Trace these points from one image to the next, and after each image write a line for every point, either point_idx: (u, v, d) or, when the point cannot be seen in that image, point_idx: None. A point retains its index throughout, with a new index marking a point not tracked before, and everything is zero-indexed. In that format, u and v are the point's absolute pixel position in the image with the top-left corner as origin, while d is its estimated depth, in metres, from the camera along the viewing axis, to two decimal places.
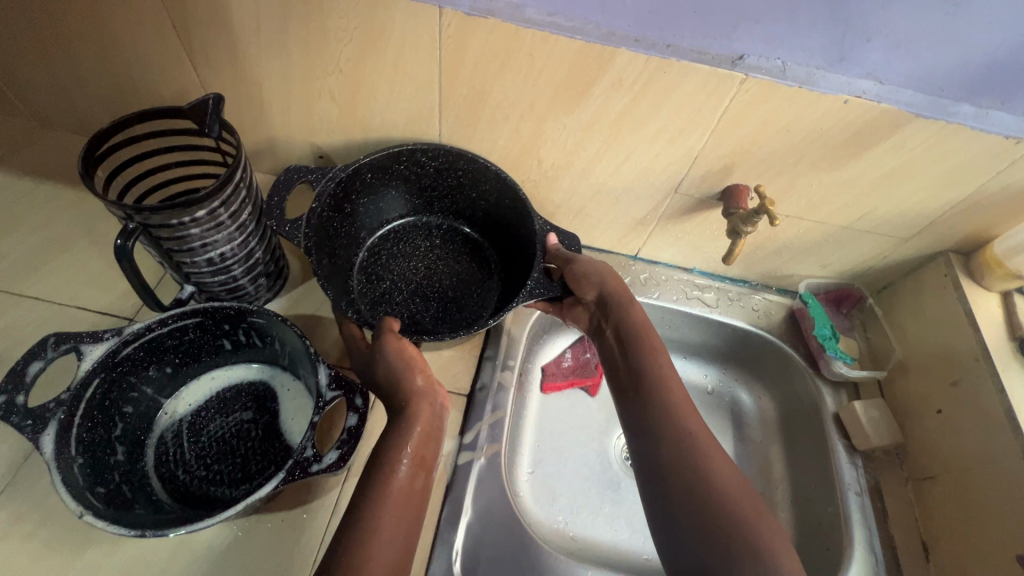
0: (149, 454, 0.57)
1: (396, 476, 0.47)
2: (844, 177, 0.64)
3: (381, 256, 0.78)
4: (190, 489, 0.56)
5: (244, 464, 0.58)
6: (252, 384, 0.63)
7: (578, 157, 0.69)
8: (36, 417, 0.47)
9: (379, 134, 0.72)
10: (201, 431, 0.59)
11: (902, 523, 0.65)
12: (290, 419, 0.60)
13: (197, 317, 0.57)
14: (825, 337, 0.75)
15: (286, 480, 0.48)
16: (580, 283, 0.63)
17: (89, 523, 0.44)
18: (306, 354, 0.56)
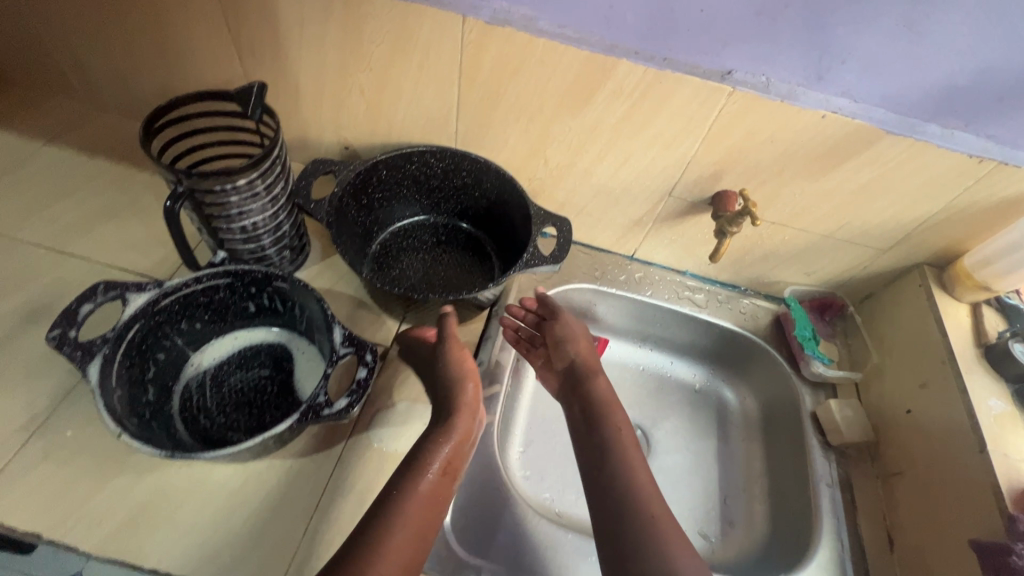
0: (175, 399, 0.63)
1: (424, 480, 0.53)
2: (823, 188, 0.70)
3: (392, 250, 0.83)
4: (210, 432, 0.61)
5: (259, 414, 0.63)
6: (271, 345, 0.69)
7: (582, 158, 0.75)
8: (84, 348, 0.54)
9: (400, 130, 0.79)
10: (222, 383, 0.65)
11: (869, 515, 0.69)
12: (303, 378, 0.66)
13: (228, 278, 0.63)
14: (805, 338, 0.81)
15: (299, 421, 0.53)
16: (555, 348, 0.71)
17: (126, 442, 0.50)
18: (323, 318, 0.62)
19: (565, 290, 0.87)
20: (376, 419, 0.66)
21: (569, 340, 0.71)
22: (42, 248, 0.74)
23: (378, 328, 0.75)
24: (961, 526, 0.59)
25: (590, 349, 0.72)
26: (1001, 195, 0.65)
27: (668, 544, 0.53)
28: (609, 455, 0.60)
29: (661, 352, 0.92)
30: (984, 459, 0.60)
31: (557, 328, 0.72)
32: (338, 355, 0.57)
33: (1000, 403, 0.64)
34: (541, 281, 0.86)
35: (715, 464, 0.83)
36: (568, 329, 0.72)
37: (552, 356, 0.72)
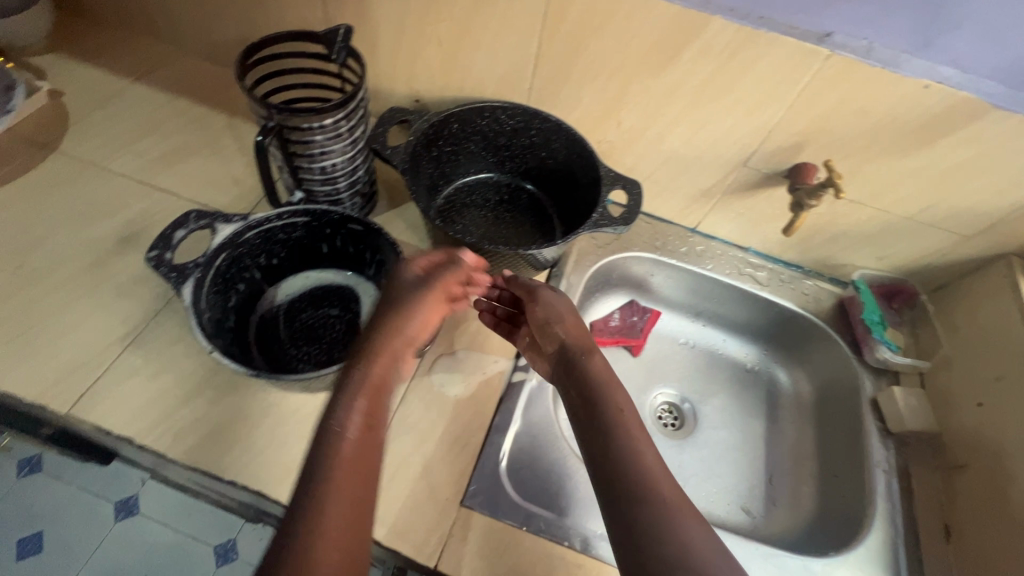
0: (251, 329, 0.66)
1: (344, 442, 0.46)
2: (912, 165, 0.67)
3: (456, 205, 0.84)
4: (282, 361, 0.65)
5: (328, 349, 0.66)
6: (340, 287, 0.71)
7: (656, 121, 0.73)
8: (178, 270, 0.57)
9: (473, 85, 0.79)
10: (295, 318, 0.69)
11: (926, 504, 0.67)
12: (370, 320, 0.68)
13: (305, 216, 0.65)
14: (873, 322, 0.78)
15: (374, 355, 0.55)
16: (541, 330, 0.63)
17: (217, 359, 0.53)
18: (394, 262, 0.63)
19: (624, 258, 0.86)
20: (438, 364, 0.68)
21: (555, 319, 0.62)
22: (131, 180, 0.78)
23: None
24: None
25: (576, 324, 0.63)
26: None
27: (685, 529, 0.42)
28: (610, 437, 0.50)
29: (714, 328, 0.91)
30: None
31: (542, 307, 0.63)
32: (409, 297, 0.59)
33: None
34: (600, 247, 0.85)
35: (762, 443, 0.82)
36: (555, 306, 0.63)
37: (540, 340, 0.63)
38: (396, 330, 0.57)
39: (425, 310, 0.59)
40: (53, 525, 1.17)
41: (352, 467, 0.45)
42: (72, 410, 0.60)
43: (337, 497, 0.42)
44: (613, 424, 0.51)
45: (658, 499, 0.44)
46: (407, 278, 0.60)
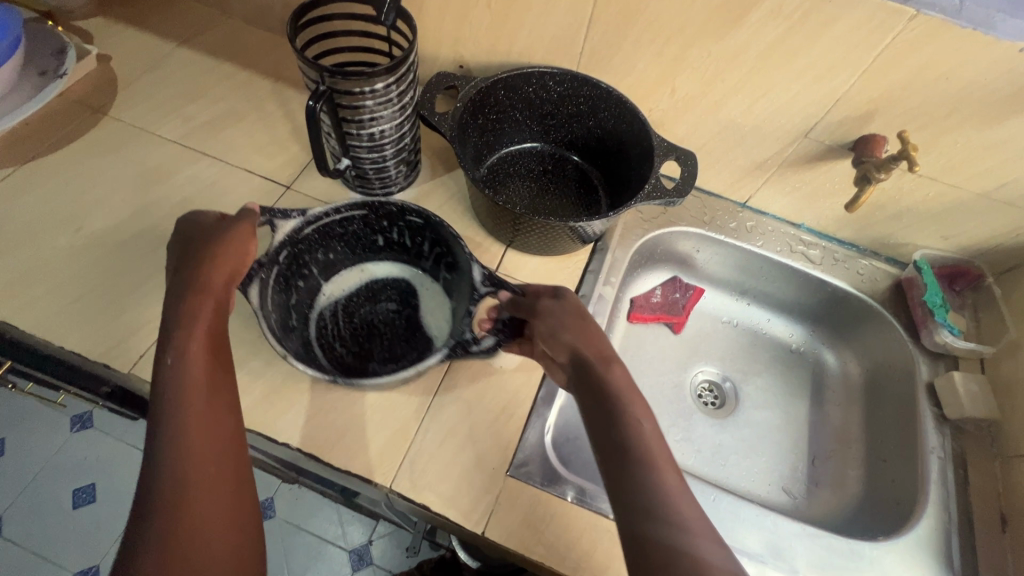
0: (312, 327, 0.66)
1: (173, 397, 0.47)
2: (994, 138, 0.62)
3: (499, 174, 0.82)
4: (346, 360, 0.65)
5: (391, 346, 0.66)
6: (396, 280, 0.71)
7: (714, 89, 0.70)
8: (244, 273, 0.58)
9: (522, 49, 0.76)
10: (354, 313, 0.69)
11: (982, 493, 0.65)
12: (430, 314, 0.68)
13: (363, 210, 0.64)
14: (935, 304, 0.75)
15: (449, 355, 0.56)
16: (548, 340, 0.56)
17: (291, 364, 0.53)
18: (459, 259, 0.63)
19: (670, 232, 0.83)
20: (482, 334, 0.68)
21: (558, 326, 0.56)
22: (181, 145, 0.78)
23: (485, 252, 0.76)
24: None
25: (580, 326, 0.56)
26: None
27: (684, 513, 0.42)
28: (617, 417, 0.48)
29: (759, 306, 0.89)
30: None
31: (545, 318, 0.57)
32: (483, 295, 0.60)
33: None
34: (646, 219, 0.82)
35: (805, 425, 0.80)
36: (558, 313, 0.57)
37: (549, 350, 0.56)
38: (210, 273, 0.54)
39: (235, 246, 0.56)
40: (107, 477, 1.24)
41: (196, 420, 0.46)
42: (133, 370, 0.62)
43: (187, 455, 0.44)
44: (631, 437, 0.47)
45: (663, 514, 0.42)
46: (203, 220, 0.59)
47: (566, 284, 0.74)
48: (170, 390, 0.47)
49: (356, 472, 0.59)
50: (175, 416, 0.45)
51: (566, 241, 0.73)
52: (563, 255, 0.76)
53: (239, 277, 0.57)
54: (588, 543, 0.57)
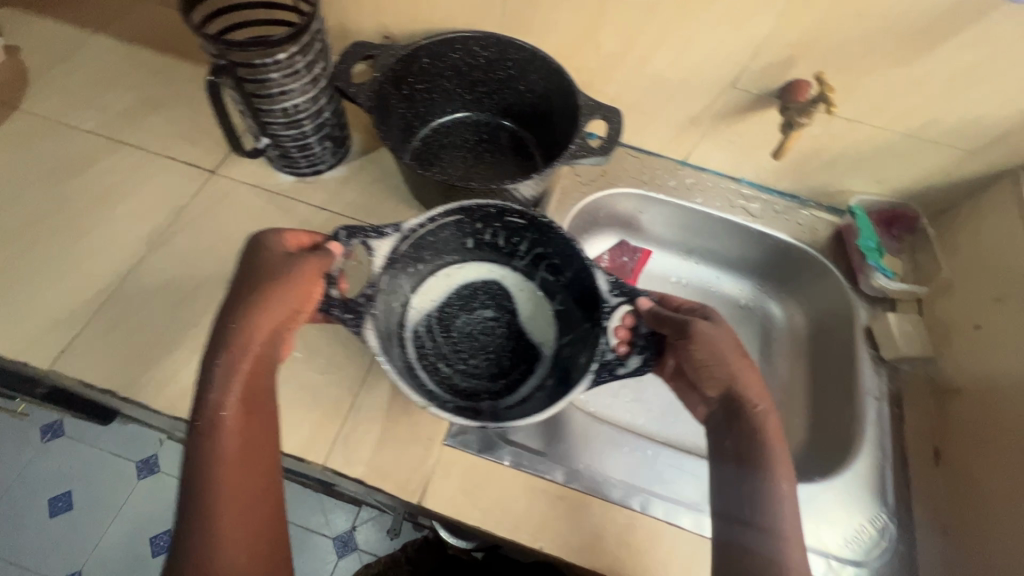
0: (414, 349, 0.66)
1: (217, 445, 0.48)
2: (913, 75, 0.62)
3: (432, 147, 0.81)
4: (457, 380, 0.66)
5: (495, 359, 0.68)
6: (486, 282, 0.71)
7: (638, 43, 0.69)
8: (354, 310, 0.54)
9: (443, 14, 0.74)
10: (451, 325, 0.69)
11: (916, 429, 0.67)
12: (529, 320, 0.70)
13: (458, 215, 0.63)
14: (870, 249, 0.75)
15: (596, 379, 0.54)
16: (700, 372, 0.56)
17: (434, 413, 0.51)
18: (573, 270, 0.63)
19: (610, 196, 0.82)
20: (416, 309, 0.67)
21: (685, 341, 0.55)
22: (100, 135, 0.76)
23: None
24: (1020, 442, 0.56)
25: (742, 359, 0.56)
26: None
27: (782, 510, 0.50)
28: (750, 429, 0.54)
29: (707, 264, 0.88)
30: None
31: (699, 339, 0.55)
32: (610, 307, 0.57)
33: None
34: (586, 183, 0.82)
35: None
36: (716, 339, 0.55)
37: (697, 380, 0.57)
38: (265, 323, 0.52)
39: (294, 290, 0.52)
40: (81, 483, 1.22)
41: (228, 498, 0.47)
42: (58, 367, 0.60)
43: (218, 522, 0.46)
44: (763, 479, 0.51)
45: (755, 520, 0.50)
46: (274, 250, 0.55)
47: None
48: (207, 465, 0.47)
49: (291, 452, 0.58)
50: (201, 493, 0.46)
51: (499, 208, 0.71)
52: (499, 223, 0.75)
53: (302, 316, 0.54)
54: (526, 505, 0.57)
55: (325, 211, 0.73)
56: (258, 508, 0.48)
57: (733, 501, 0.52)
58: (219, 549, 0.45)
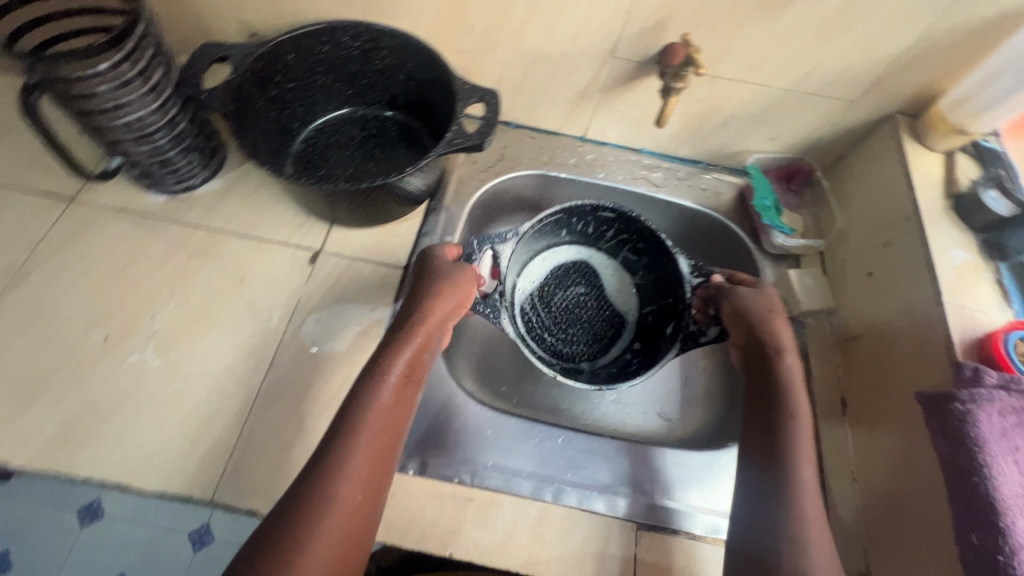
0: (542, 323, 0.80)
1: (381, 392, 0.51)
2: (781, 28, 0.61)
3: (317, 147, 0.76)
4: (562, 346, 0.79)
5: (589, 329, 0.81)
6: (576, 263, 0.83)
7: (508, 19, 0.65)
8: (492, 306, 0.62)
9: (303, 5, 0.69)
10: (551, 301, 0.81)
11: (824, 380, 0.68)
12: (614, 292, 0.83)
13: (561, 214, 0.75)
14: (764, 208, 0.75)
15: (682, 347, 0.66)
16: (735, 320, 0.65)
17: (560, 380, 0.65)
18: (656, 256, 0.76)
19: (511, 180, 0.80)
20: (307, 322, 0.64)
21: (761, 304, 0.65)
22: None
23: (306, 232, 0.70)
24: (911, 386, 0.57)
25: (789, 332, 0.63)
26: (987, 13, 0.56)
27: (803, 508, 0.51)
28: (779, 408, 0.58)
29: None
30: (940, 310, 0.56)
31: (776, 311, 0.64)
32: (698, 286, 0.69)
33: (964, 254, 0.59)
34: (483, 169, 0.79)
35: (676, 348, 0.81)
36: (753, 304, 0.64)
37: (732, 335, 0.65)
38: (431, 304, 0.58)
39: (456, 285, 0.59)
40: None
41: (366, 452, 0.48)
42: None
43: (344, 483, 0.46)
44: (786, 489, 0.52)
45: (789, 532, 0.50)
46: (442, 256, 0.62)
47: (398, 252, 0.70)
48: (351, 411, 0.50)
49: (176, 493, 0.54)
50: (354, 444, 0.48)
51: (386, 206, 0.68)
52: (392, 221, 0.71)
53: (458, 310, 0.60)
54: (435, 512, 0.55)
55: (200, 229, 0.68)
56: (381, 461, 0.49)
57: (759, 505, 0.53)
58: (334, 482, 0.46)
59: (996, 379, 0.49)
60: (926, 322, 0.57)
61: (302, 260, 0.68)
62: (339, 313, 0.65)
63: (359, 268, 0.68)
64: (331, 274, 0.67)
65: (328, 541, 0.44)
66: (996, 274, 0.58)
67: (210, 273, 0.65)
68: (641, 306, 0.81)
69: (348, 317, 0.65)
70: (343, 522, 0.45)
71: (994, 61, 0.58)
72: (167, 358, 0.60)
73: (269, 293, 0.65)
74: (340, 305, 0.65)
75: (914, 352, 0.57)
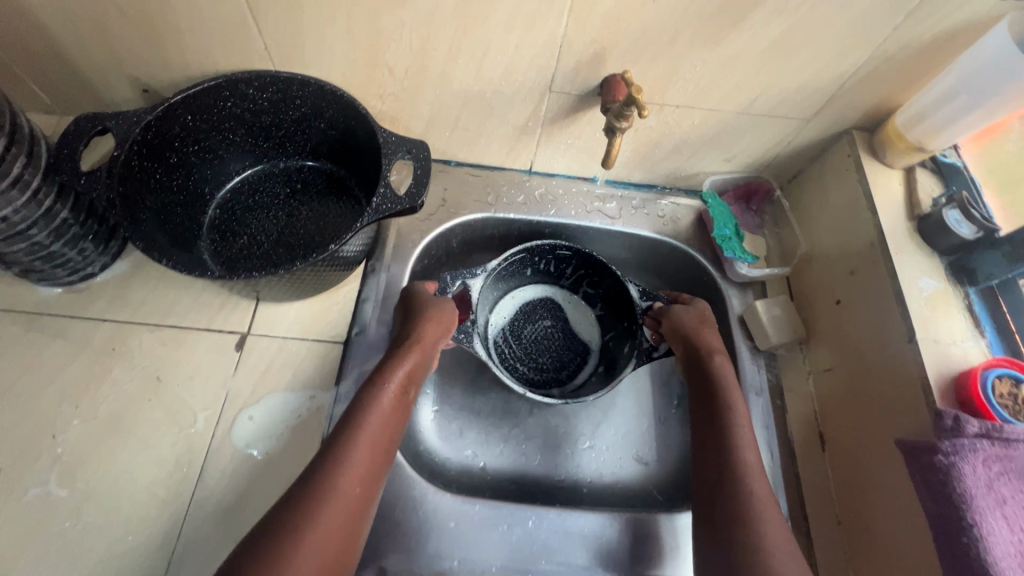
0: (512, 355, 0.75)
1: (383, 394, 0.53)
2: (727, 54, 0.56)
3: (234, 212, 0.68)
4: (532, 375, 0.74)
5: (560, 357, 0.77)
6: (543, 300, 0.79)
7: (431, 60, 0.59)
8: (465, 331, 0.61)
9: (197, 58, 0.60)
10: (522, 335, 0.77)
11: (799, 415, 0.65)
12: (579, 324, 0.79)
13: (521, 254, 0.73)
14: (725, 237, 0.71)
15: (639, 361, 0.66)
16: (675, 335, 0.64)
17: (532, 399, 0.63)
18: (613, 285, 0.74)
19: (457, 226, 0.73)
20: (238, 421, 0.57)
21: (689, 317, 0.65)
22: None
23: (230, 313, 0.62)
24: (891, 429, 0.54)
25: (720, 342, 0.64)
26: (940, 29, 0.52)
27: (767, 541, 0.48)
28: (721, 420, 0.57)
29: None
30: (914, 348, 0.53)
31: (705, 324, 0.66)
32: (646, 310, 0.69)
33: (932, 282, 0.56)
34: (424, 217, 0.72)
35: (649, 385, 0.77)
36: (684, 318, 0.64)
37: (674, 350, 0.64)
38: (422, 331, 0.57)
39: (446, 308, 0.60)
40: None
41: (363, 449, 0.48)
42: None
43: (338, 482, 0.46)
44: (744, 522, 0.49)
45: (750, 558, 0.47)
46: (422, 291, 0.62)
47: (337, 326, 0.64)
48: (355, 411, 0.51)
49: None
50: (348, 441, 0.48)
51: (315, 279, 0.61)
52: (327, 290, 0.64)
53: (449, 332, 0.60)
54: None
55: (105, 323, 0.60)
56: (377, 464, 0.49)
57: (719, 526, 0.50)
58: (334, 478, 0.46)
59: (978, 428, 0.47)
60: (899, 361, 0.54)
61: (227, 347, 0.60)
62: (273, 406, 0.58)
63: (294, 349, 0.61)
64: (262, 360, 0.60)
65: (325, 531, 0.43)
66: (965, 301, 0.56)
67: (119, 377, 0.57)
68: (605, 332, 0.78)
69: (285, 410, 0.58)
70: (342, 516, 0.45)
71: (949, 76, 0.55)
72: (75, 487, 0.52)
73: (191, 392, 0.58)
74: (275, 396, 0.58)
75: (891, 392, 0.55)
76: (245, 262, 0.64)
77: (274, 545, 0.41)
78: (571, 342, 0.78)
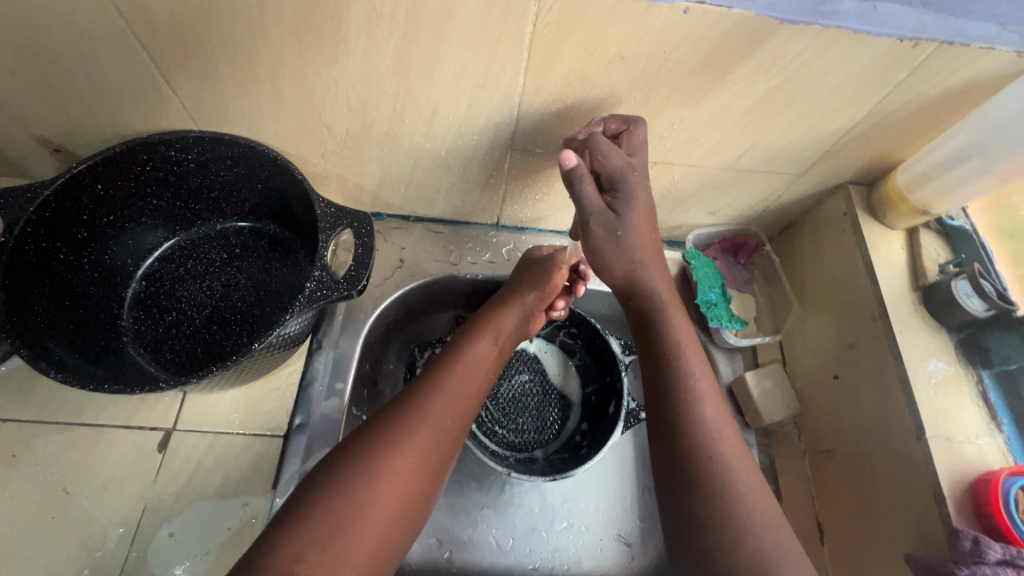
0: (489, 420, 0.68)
1: (478, 341, 0.54)
2: (708, 112, 0.49)
3: (163, 283, 0.60)
4: (510, 439, 0.69)
5: (538, 415, 0.71)
6: (519, 352, 0.73)
7: (374, 119, 0.51)
8: None
9: (109, 121, 0.53)
10: (496, 394, 0.70)
11: (796, 504, 0.58)
12: (557, 377, 0.73)
13: None
14: (710, 303, 0.64)
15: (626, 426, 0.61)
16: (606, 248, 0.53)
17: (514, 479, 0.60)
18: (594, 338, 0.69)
19: (415, 289, 0.66)
20: (157, 539, 0.50)
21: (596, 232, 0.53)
22: None
23: (152, 406, 0.55)
24: (899, 535, 0.48)
25: (652, 244, 0.54)
26: (947, 86, 0.46)
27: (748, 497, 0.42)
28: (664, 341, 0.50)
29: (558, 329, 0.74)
30: (924, 448, 0.47)
31: (618, 202, 0.52)
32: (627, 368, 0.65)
33: (941, 365, 0.50)
34: (379, 282, 0.65)
35: (631, 453, 0.70)
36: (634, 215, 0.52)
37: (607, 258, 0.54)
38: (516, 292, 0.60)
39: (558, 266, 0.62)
40: None
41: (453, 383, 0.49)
42: None
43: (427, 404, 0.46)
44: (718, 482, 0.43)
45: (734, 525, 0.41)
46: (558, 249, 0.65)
47: (275, 416, 0.56)
48: (452, 353, 0.52)
49: None
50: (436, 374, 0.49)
51: (246, 368, 0.53)
52: (265, 375, 0.57)
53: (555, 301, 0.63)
54: None
55: (5, 425, 0.52)
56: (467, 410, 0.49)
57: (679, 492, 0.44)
58: (424, 408, 0.46)
59: (1000, 554, 0.41)
60: (906, 459, 0.48)
61: (148, 448, 0.53)
62: (199, 518, 0.51)
63: (225, 447, 0.54)
64: (188, 462, 0.53)
65: (407, 453, 0.43)
66: (979, 386, 0.50)
67: (20, 489, 0.50)
68: (584, 385, 0.72)
69: (212, 522, 0.51)
70: (428, 442, 0.44)
71: (956, 136, 0.49)
72: None
73: (102, 506, 0.50)
74: (200, 507, 0.51)
75: (897, 496, 0.48)
76: (171, 345, 0.57)
77: (365, 458, 0.42)
78: (549, 397, 0.72)
